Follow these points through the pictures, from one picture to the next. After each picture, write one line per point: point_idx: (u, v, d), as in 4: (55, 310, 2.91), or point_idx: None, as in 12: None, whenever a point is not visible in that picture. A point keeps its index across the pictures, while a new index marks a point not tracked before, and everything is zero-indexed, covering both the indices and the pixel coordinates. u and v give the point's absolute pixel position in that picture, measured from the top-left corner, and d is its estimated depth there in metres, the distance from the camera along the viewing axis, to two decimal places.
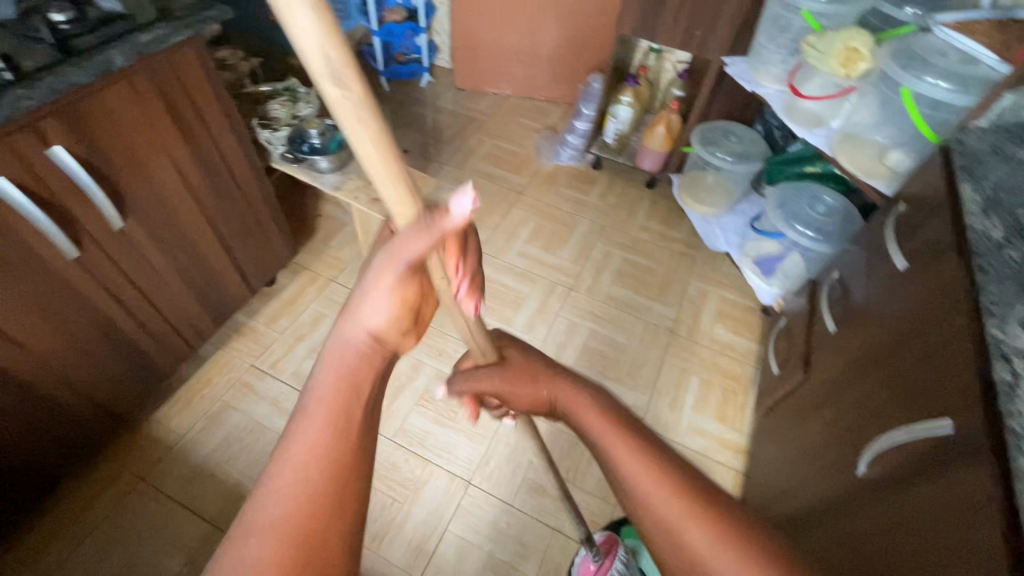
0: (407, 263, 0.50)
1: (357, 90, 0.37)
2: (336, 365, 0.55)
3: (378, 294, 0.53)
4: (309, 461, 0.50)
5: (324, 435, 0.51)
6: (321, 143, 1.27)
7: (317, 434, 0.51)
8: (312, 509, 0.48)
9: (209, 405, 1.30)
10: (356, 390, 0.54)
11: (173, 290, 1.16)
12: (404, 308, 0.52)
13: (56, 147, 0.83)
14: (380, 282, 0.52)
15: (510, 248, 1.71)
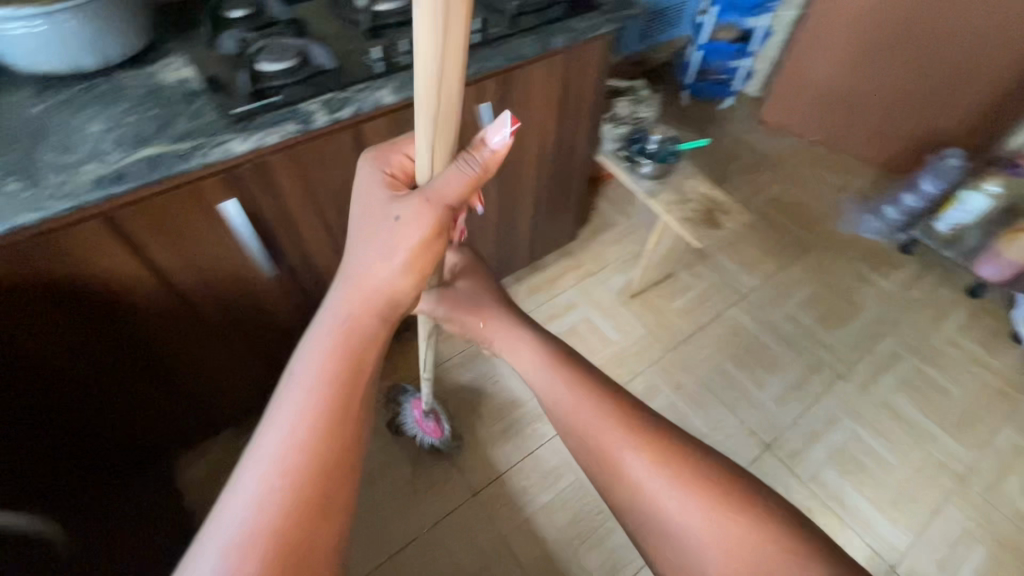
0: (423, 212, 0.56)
1: (451, 59, 0.45)
2: (350, 297, 0.57)
3: (374, 226, 0.57)
4: (318, 378, 0.52)
5: (337, 357, 0.53)
6: (654, 150, 1.27)
7: (327, 354, 0.54)
8: (325, 466, 0.48)
9: (466, 345, 1.40)
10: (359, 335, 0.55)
11: (486, 242, 1.28)
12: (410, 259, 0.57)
13: (485, 104, 0.95)
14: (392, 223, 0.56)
15: (779, 306, 1.55)
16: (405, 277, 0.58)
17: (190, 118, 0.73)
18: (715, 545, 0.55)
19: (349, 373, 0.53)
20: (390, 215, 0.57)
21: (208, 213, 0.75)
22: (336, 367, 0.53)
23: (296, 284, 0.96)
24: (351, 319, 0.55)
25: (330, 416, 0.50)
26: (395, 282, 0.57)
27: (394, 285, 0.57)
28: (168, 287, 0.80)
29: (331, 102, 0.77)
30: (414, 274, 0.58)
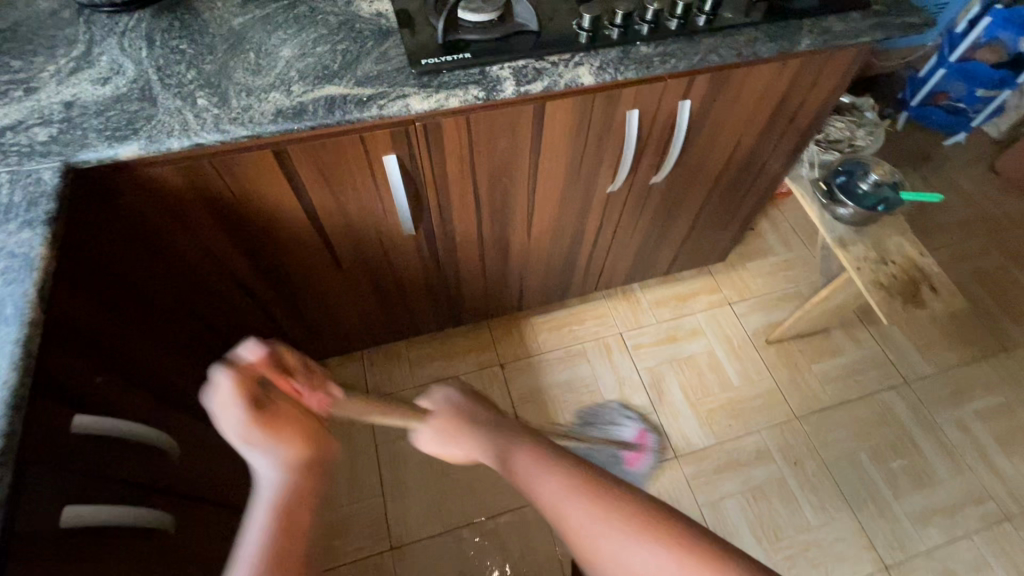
0: (234, 397, 0.41)
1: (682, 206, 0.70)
2: (264, 473, 0.41)
3: (245, 451, 0.41)
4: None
5: (286, 520, 0.39)
6: (863, 192, 1.04)
7: (265, 523, 0.38)
8: None
9: (573, 343, 1.32)
10: (285, 507, 0.39)
11: (629, 246, 1.16)
12: (280, 433, 0.42)
13: (687, 102, 0.80)
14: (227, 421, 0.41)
15: (951, 406, 1.28)
16: (294, 452, 0.42)
17: (376, 60, 0.68)
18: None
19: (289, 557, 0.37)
20: (250, 437, 0.41)
21: (369, 166, 0.72)
22: (276, 552, 0.37)
23: (430, 246, 0.93)
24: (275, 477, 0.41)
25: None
26: (288, 454, 0.42)
27: (285, 462, 0.42)
28: (316, 223, 0.79)
29: (523, 71, 0.68)
30: (302, 440, 0.43)
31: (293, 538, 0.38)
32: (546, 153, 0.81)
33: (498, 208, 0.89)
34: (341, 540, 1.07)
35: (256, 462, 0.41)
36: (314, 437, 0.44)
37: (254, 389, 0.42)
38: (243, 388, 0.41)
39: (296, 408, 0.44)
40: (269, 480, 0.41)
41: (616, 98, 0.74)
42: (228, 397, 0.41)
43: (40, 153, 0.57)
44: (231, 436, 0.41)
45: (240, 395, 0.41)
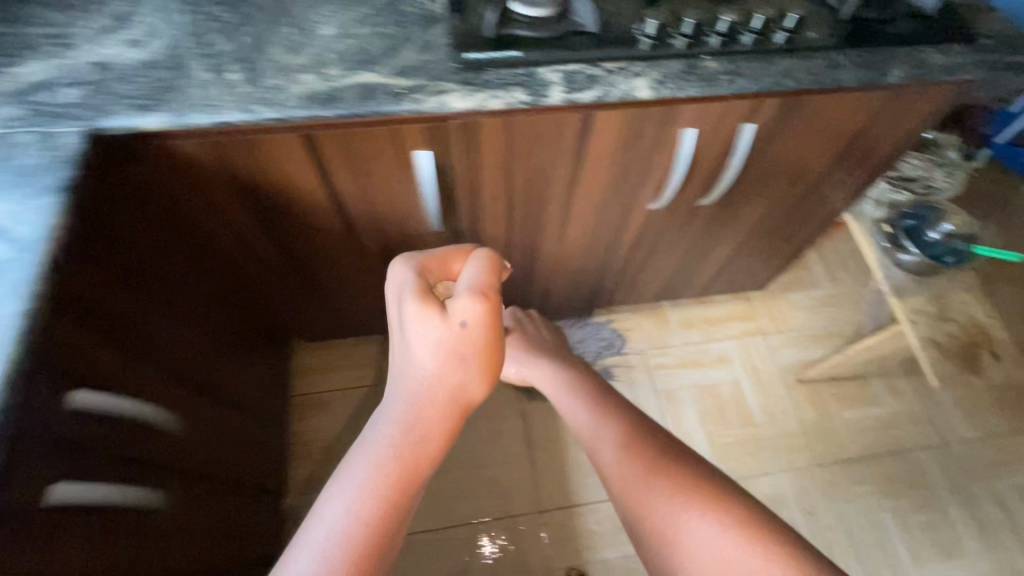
0: (473, 305, 0.50)
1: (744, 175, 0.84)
2: (418, 390, 0.51)
3: (423, 341, 0.51)
4: (372, 482, 0.47)
5: (408, 437, 0.49)
6: (933, 240, 0.95)
7: (395, 435, 0.49)
8: (398, 490, 0.47)
9: (592, 353, 1.28)
10: (426, 429, 0.50)
11: (665, 265, 1.10)
12: (478, 363, 0.51)
13: (750, 125, 0.72)
14: (453, 325, 0.50)
15: (992, 477, 1.18)
16: (463, 379, 0.51)
17: (418, 49, 0.63)
18: (726, 557, 0.53)
19: (410, 476, 0.48)
20: (436, 326, 0.50)
21: (398, 159, 0.68)
22: (404, 459, 0.48)
23: (457, 244, 0.89)
24: (427, 388, 0.51)
25: (390, 520, 0.47)
26: (472, 387, 0.52)
27: (464, 388, 0.51)
28: (340, 208, 0.76)
29: (574, 77, 0.62)
30: (486, 377, 0.52)
31: (420, 451, 0.49)
32: (588, 163, 0.75)
33: (531, 214, 0.85)
34: None
35: (424, 362, 0.51)
36: (494, 376, 0.53)
37: (493, 330, 0.51)
38: (486, 312, 0.50)
39: (496, 349, 0.52)
40: (430, 380, 0.51)
41: (673, 114, 0.67)
42: (477, 291, 0.51)
43: (66, 116, 0.55)
44: (432, 330, 0.50)
45: (478, 297, 0.50)
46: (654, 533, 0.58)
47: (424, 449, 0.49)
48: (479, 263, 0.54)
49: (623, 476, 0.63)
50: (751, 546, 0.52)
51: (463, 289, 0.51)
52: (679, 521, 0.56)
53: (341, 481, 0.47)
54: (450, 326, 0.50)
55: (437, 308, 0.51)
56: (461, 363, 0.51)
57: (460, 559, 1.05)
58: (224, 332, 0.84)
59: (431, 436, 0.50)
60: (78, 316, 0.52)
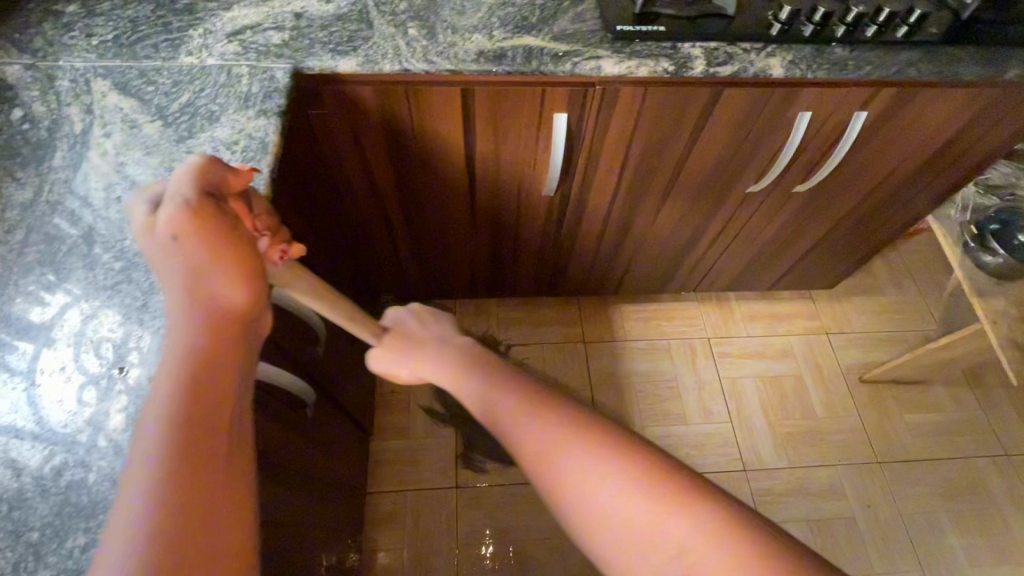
0: (190, 206, 0.40)
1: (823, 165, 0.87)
2: (188, 324, 0.38)
3: (173, 262, 0.40)
4: (164, 451, 0.32)
5: (192, 380, 0.35)
6: (1019, 243, 0.98)
7: (170, 383, 0.35)
8: (190, 453, 0.33)
9: (658, 336, 1.33)
10: (208, 360, 0.36)
11: (744, 253, 1.15)
12: (222, 263, 0.39)
13: (863, 114, 0.77)
14: (164, 246, 0.40)
15: None
16: (224, 284, 0.39)
17: (572, 19, 0.70)
18: (647, 531, 0.40)
19: (201, 421, 0.34)
20: (166, 239, 0.40)
21: (537, 121, 0.75)
22: (192, 412, 0.34)
23: (561, 211, 0.96)
24: (182, 317, 0.38)
25: (189, 483, 0.32)
26: (223, 287, 0.39)
27: (215, 301, 0.38)
28: (469, 168, 0.84)
29: (714, 53, 0.68)
30: (244, 280, 0.40)
31: (210, 399, 0.35)
32: (704, 140, 0.81)
33: (636, 186, 0.91)
34: (414, 468, 1.14)
35: (182, 285, 0.39)
36: (252, 275, 0.40)
37: (208, 222, 0.40)
38: (198, 210, 0.41)
39: (240, 242, 0.41)
40: (193, 311, 0.38)
41: (795, 96, 0.73)
42: (185, 198, 0.41)
43: (275, 54, 0.63)
44: (174, 254, 0.40)
45: (200, 195, 0.41)
46: (571, 512, 0.43)
47: (218, 390, 0.36)
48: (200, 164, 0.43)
49: (520, 433, 0.46)
50: (671, 508, 0.40)
51: (168, 199, 0.41)
52: (596, 492, 0.42)
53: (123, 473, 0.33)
54: (163, 247, 0.40)
55: (148, 230, 0.41)
56: (207, 274, 0.39)
57: (527, 513, 1.11)
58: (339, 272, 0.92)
59: (215, 382, 0.36)
60: None
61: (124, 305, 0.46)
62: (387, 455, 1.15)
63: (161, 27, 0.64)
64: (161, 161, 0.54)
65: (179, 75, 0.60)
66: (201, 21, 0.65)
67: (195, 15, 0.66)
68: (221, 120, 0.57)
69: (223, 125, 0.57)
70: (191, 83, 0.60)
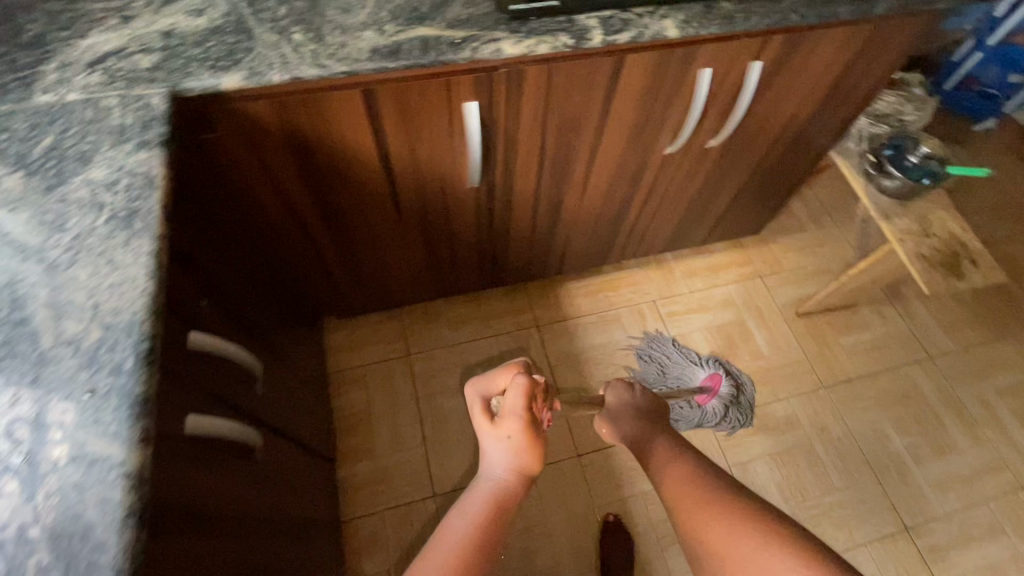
0: (518, 417, 0.58)
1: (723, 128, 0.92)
2: (490, 491, 0.55)
3: (496, 442, 0.58)
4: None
5: (477, 539, 0.51)
6: (911, 163, 1.05)
7: (465, 536, 0.51)
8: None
9: (606, 308, 1.36)
10: (492, 520, 0.53)
11: (672, 213, 1.18)
12: (527, 452, 0.57)
13: (758, 63, 0.80)
14: (501, 433, 0.58)
15: (974, 383, 1.32)
16: (524, 468, 0.58)
17: (464, 4, 0.68)
18: None
19: (481, 553, 0.50)
20: (497, 428, 0.59)
21: (449, 113, 0.73)
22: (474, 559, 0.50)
23: (489, 201, 0.94)
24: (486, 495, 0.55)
25: None
26: (529, 469, 0.58)
27: (519, 473, 0.57)
28: (388, 171, 0.81)
29: (610, 21, 0.68)
30: (532, 460, 0.58)
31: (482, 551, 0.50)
32: (617, 109, 0.82)
33: (559, 164, 0.90)
34: (388, 486, 1.11)
35: (498, 461, 0.58)
36: (536, 464, 0.58)
37: (529, 432, 0.58)
38: (528, 424, 0.58)
39: (534, 439, 0.58)
40: (497, 478, 0.57)
41: (693, 55, 0.75)
42: (518, 410, 0.58)
43: (146, 79, 0.57)
44: (501, 438, 0.59)
45: (524, 407, 0.58)
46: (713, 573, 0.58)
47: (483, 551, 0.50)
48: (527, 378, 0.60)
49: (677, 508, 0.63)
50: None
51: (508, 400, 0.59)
52: (734, 553, 0.56)
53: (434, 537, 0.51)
54: (503, 431, 0.58)
55: (488, 423, 0.59)
56: (516, 457, 0.57)
57: None
58: (269, 299, 0.87)
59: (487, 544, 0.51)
60: (184, 267, 0.55)
61: (11, 382, 0.41)
62: (358, 479, 1.11)
63: (6, 66, 0.57)
64: (32, 215, 0.48)
65: (37, 116, 0.54)
66: (54, 53, 0.58)
67: (46, 48, 0.59)
68: (95, 160, 0.51)
69: (98, 165, 0.51)
70: (53, 123, 0.53)
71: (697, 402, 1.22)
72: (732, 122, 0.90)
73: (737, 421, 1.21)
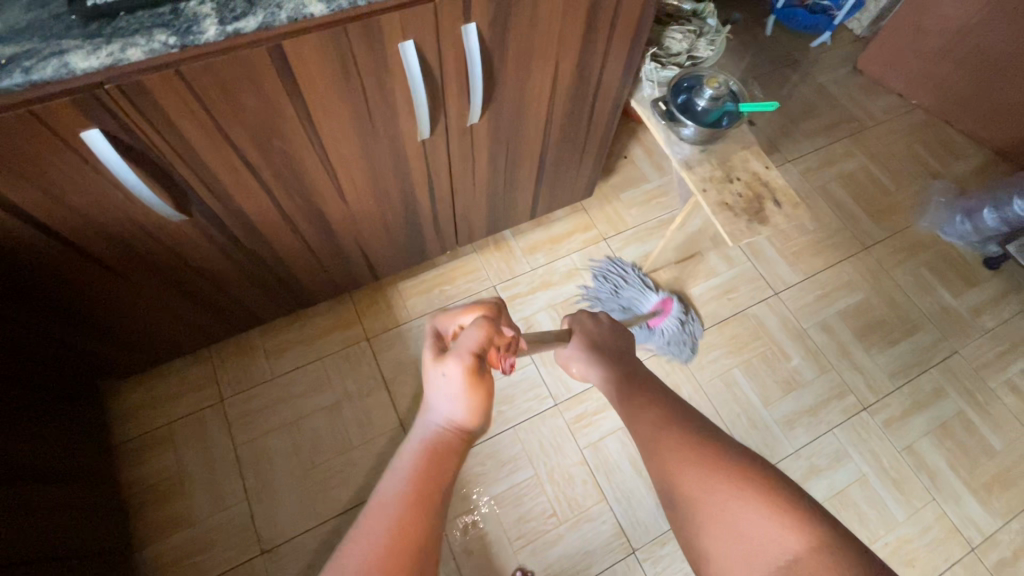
0: (463, 357, 0.47)
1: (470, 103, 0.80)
2: (425, 438, 0.44)
3: (435, 381, 0.47)
4: (378, 538, 0.36)
5: (414, 486, 0.40)
6: (704, 108, 0.97)
7: (400, 486, 0.40)
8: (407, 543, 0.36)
9: (443, 304, 1.25)
10: (430, 470, 0.41)
11: (476, 196, 1.07)
12: (475, 396, 0.46)
13: (471, 25, 0.68)
14: (447, 373, 0.47)
15: (817, 312, 1.32)
16: (470, 415, 0.46)
17: (27, 6, 0.52)
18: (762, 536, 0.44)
19: (422, 512, 0.38)
20: (433, 366, 0.48)
21: (66, 148, 0.57)
22: (408, 510, 0.38)
23: (219, 229, 0.80)
24: (422, 443, 0.44)
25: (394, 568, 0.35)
26: (470, 417, 0.46)
27: (464, 421, 0.46)
28: (45, 230, 0.66)
29: (229, 5, 0.54)
30: (483, 407, 0.46)
31: (430, 503, 0.39)
32: (317, 104, 0.68)
33: (285, 175, 0.76)
34: (207, 556, 1.00)
35: (434, 405, 0.47)
36: (489, 407, 0.47)
37: (478, 378, 0.47)
38: (473, 364, 0.47)
39: (486, 378, 0.47)
40: (438, 425, 0.45)
41: (370, 29, 0.62)
42: (464, 352, 0.48)
43: None
44: (438, 378, 0.47)
45: (472, 348, 0.48)
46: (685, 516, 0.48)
47: (431, 504, 0.39)
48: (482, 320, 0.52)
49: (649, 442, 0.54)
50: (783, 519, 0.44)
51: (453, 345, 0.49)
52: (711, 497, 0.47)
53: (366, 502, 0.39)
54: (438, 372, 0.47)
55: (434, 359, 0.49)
56: (463, 399, 0.46)
57: None
58: None
59: (431, 490, 0.40)
60: None
61: None
62: (171, 555, 0.99)
63: None
64: None
65: None
66: None
67: None
68: None
69: None
70: None
71: (651, 324, 1.25)
72: (477, 96, 0.79)
73: (675, 355, 1.24)
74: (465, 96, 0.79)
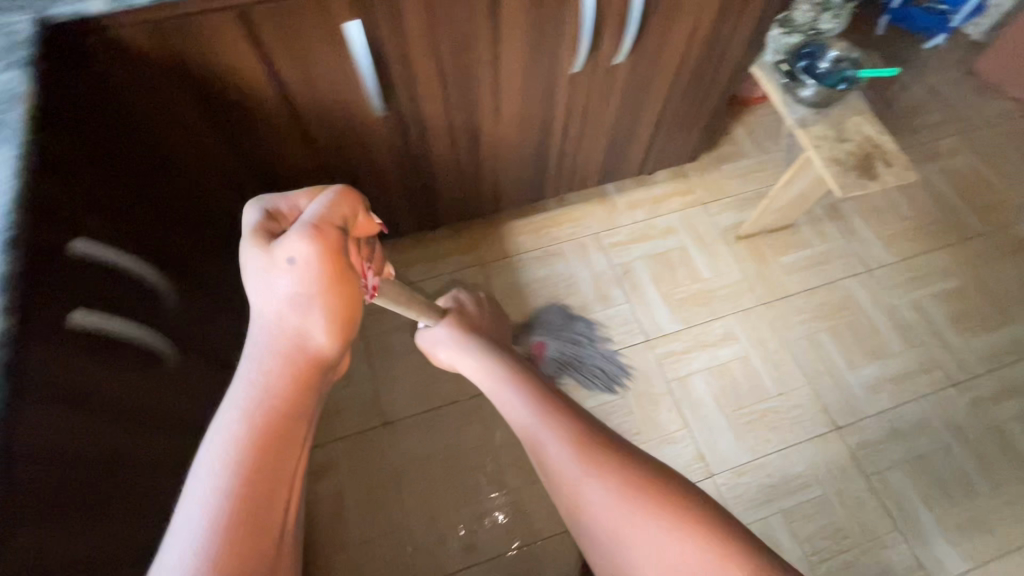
0: (307, 241, 0.44)
1: (621, 43, 0.94)
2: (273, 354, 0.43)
3: (271, 276, 0.44)
4: (227, 477, 0.38)
5: (261, 425, 0.40)
6: (823, 72, 1.08)
7: (245, 422, 0.40)
8: (264, 479, 0.39)
9: (549, 243, 1.39)
10: (283, 400, 0.42)
11: (597, 141, 1.20)
12: (327, 298, 0.45)
13: None
14: (285, 264, 0.44)
15: (909, 292, 1.35)
16: (324, 323, 0.45)
17: None
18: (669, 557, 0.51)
19: (275, 454, 0.40)
20: (271, 255, 0.45)
21: (332, 37, 0.75)
22: (260, 448, 0.40)
23: (402, 131, 0.97)
24: (277, 368, 0.43)
25: (246, 512, 0.38)
26: (324, 328, 0.45)
27: (318, 334, 0.45)
28: (291, 108, 0.84)
29: None
30: (339, 319, 0.46)
31: (289, 446, 0.41)
32: (506, 26, 0.83)
33: (462, 89, 0.92)
34: (339, 418, 1.17)
35: (271, 313, 0.45)
36: (347, 316, 0.47)
37: (332, 265, 0.45)
38: (323, 247, 0.44)
39: (344, 277, 0.46)
40: (281, 336, 0.44)
41: None
42: (305, 232, 0.44)
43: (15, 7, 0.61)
44: (276, 273, 0.44)
45: (316, 227, 0.44)
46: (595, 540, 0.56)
47: (290, 445, 0.41)
48: (335, 196, 0.48)
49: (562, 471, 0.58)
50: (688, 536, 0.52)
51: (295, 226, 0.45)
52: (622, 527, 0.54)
53: (202, 441, 0.40)
54: (279, 264, 0.44)
55: (266, 248, 0.46)
56: (312, 305, 0.44)
57: (450, 428, 1.17)
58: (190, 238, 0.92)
59: (288, 434, 0.41)
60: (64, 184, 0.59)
61: None
62: None
63: None
64: None
65: None
66: None
67: None
68: None
69: None
70: None
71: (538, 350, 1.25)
72: (630, 35, 0.92)
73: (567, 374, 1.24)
74: (619, 36, 0.92)
